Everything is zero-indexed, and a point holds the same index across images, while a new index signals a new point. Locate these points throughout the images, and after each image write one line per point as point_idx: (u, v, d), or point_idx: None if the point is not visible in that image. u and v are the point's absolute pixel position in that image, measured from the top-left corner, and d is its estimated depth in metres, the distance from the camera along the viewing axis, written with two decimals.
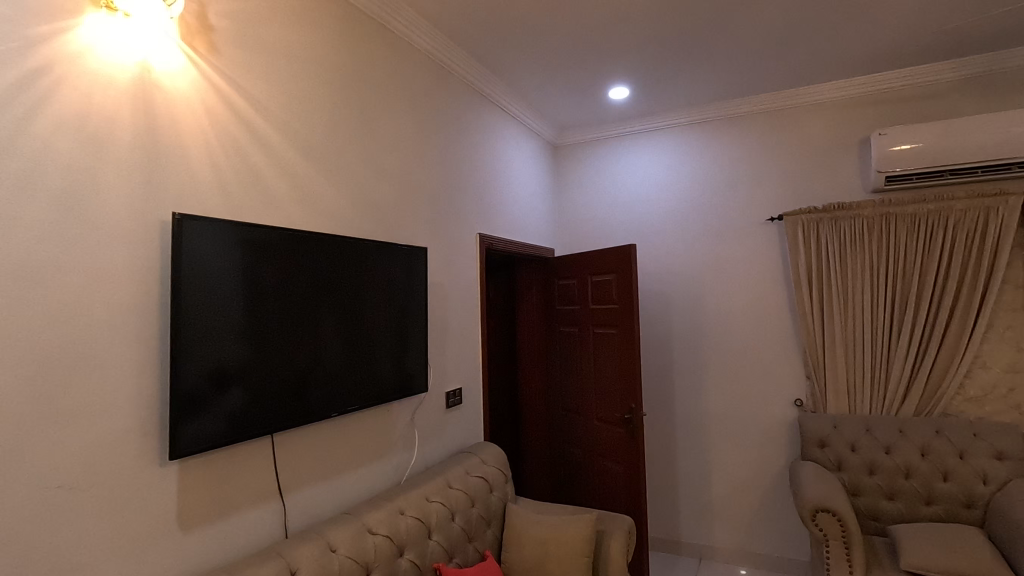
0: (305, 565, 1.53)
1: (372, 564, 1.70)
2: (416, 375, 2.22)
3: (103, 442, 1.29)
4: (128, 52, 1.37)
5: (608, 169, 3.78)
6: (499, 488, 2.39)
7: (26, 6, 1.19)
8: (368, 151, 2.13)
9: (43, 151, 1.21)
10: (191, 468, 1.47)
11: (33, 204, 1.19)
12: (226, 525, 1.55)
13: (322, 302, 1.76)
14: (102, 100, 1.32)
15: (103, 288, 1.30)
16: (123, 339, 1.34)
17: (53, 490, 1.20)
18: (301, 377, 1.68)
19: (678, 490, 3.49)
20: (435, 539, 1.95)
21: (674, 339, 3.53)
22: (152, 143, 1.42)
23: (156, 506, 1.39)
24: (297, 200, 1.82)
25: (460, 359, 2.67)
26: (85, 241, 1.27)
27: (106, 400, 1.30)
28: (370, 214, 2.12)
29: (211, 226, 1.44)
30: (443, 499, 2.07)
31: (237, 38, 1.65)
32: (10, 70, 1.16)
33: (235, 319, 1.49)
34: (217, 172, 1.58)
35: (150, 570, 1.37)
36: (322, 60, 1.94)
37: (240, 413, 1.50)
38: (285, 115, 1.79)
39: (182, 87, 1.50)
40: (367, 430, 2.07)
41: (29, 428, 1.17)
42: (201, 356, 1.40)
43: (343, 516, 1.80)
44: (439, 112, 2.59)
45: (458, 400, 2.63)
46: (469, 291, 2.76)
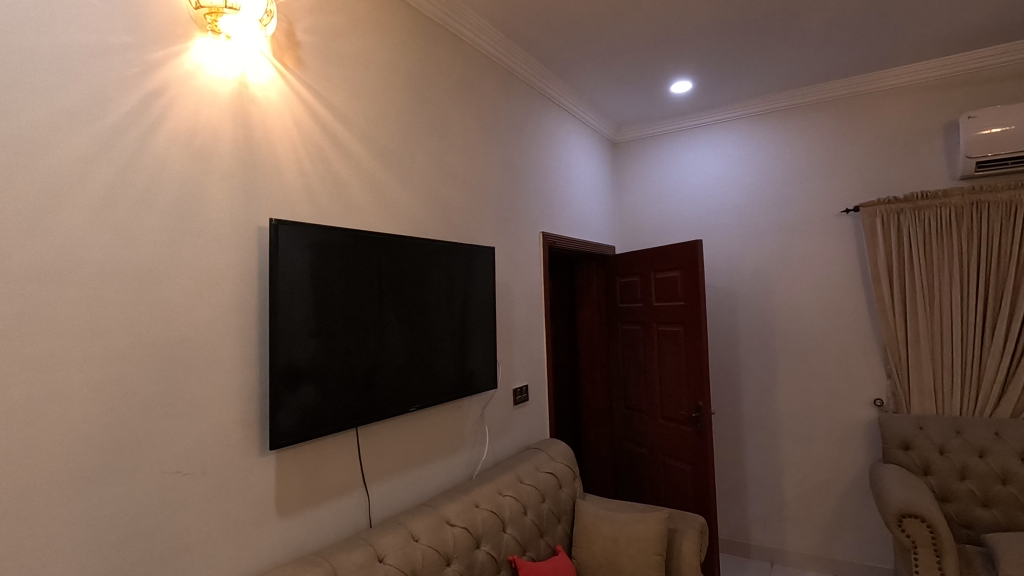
0: (391, 553, 1.61)
1: (451, 554, 1.76)
2: (484, 371, 2.27)
3: (212, 432, 1.40)
4: (228, 70, 1.48)
5: (669, 165, 3.73)
6: (568, 484, 2.41)
7: (146, 34, 1.31)
8: (440, 155, 2.21)
9: (158, 166, 1.32)
10: (286, 457, 1.57)
11: (153, 213, 1.30)
12: (318, 512, 1.65)
13: (397, 301, 1.85)
14: (207, 116, 1.43)
15: (211, 289, 1.41)
16: (227, 337, 1.45)
17: (173, 474, 1.32)
18: (379, 372, 1.77)
19: (747, 491, 3.40)
20: (509, 532, 2.00)
21: (741, 337, 3.44)
22: (249, 154, 1.52)
23: (258, 492, 1.50)
24: (375, 204, 1.90)
25: (526, 356, 2.71)
26: (195, 246, 1.38)
27: (214, 393, 1.41)
28: (440, 216, 2.19)
29: (302, 232, 1.55)
30: (515, 493, 2.12)
31: (322, 52, 1.75)
32: (132, 93, 1.28)
33: (322, 317, 1.59)
34: (305, 179, 1.67)
35: (253, 551, 1.48)
36: (397, 70, 2.03)
37: (328, 407, 1.60)
38: (364, 124, 1.88)
39: (272, 99, 1.60)
40: (440, 424, 2.14)
41: (152, 418, 1.29)
42: (294, 354, 1.51)
43: (422, 507, 1.87)
44: (504, 115, 2.64)
45: (524, 397, 2.67)
46: (533, 289, 2.79)
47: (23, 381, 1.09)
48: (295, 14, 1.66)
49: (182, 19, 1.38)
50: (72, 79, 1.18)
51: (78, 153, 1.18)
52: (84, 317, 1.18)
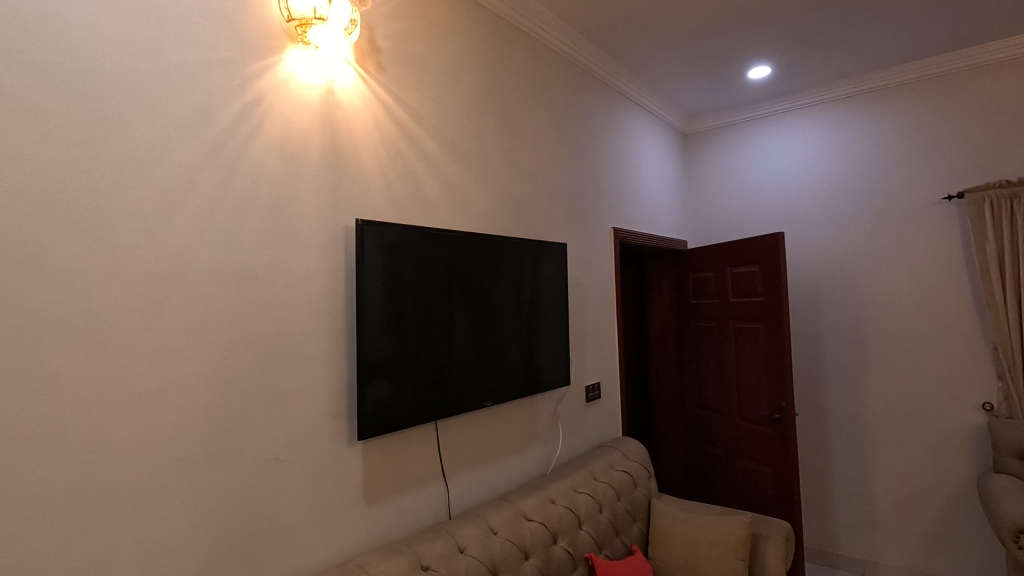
0: (471, 544, 1.64)
1: (529, 548, 1.77)
2: (555, 367, 2.27)
3: (305, 423, 1.48)
4: (316, 77, 1.56)
5: (745, 156, 3.57)
6: (643, 483, 2.37)
7: (245, 48, 1.40)
8: (512, 154, 2.23)
9: (257, 171, 1.41)
10: (372, 448, 1.64)
11: (252, 216, 1.39)
12: (400, 502, 1.71)
13: (471, 298, 1.88)
14: (299, 123, 1.51)
15: (303, 288, 1.49)
16: (317, 333, 1.52)
17: (271, 462, 1.40)
18: (456, 367, 1.81)
19: (834, 498, 3.21)
20: (585, 530, 1.98)
21: (826, 335, 3.25)
22: (336, 158, 1.60)
23: (346, 481, 1.57)
24: (451, 203, 1.94)
25: (597, 353, 2.68)
26: (288, 246, 1.46)
27: (306, 386, 1.49)
28: (514, 214, 2.21)
29: (384, 232, 1.61)
30: (591, 491, 2.10)
31: (400, 56, 1.80)
32: (233, 104, 1.37)
33: (402, 313, 1.65)
34: (386, 180, 1.73)
35: (342, 538, 1.55)
36: (471, 71, 2.06)
37: (409, 400, 1.65)
38: (440, 125, 1.93)
39: (356, 103, 1.66)
40: (514, 419, 2.16)
41: (252, 408, 1.37)
42: (378, 348, 1.57)
43: (498, 501, 1.89)
44: (574, 110, 2.62)
45: (596, 394, 2.65)
46: (604, 285, 2.76)
47: (144, 371, 1.19)
48: (375, 20, 1.72)
49: (276, 32, 1.46)
50: (183, 92, 1.28)
51: (188, 163, 1.28)
52: (195, 314, 1.28)
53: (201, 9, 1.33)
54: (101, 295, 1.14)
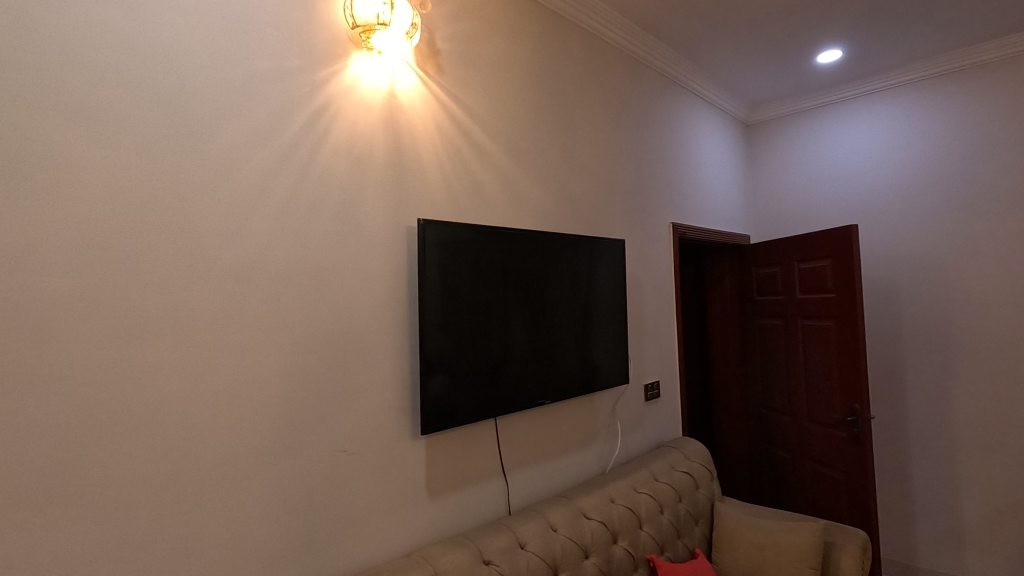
0: (531, 540, 1.65)
1: (589, 547, 1.76)
2: (612, 366, 2.25)
3: (371, 417, 1.53)
4: (380, 81, 1.60)
5: (815, 145, 3.40)
6: (706, 485, 2.30)
7: (314, 57, 1.45)
8: (569, 150, 2.21)
9: (326, 174, 1.47)
10: (434, 443, 1.67)
11: (321, 218, 1.45)
12: (462, 497, 1.74)
13: (529, 295, 1.89)
14: (364, 126, 1.56)
15: (369, 286, 1.54)
16: (382, 330, 1.57)
17: (341, 454, 1.46)
18: (514, 364, 1.82)
19: (915, 507, 3.01)
20: (646, 530, 1.95)
21: (905, 334, 3.05)
22: (399, 160, 1.64)
23: (411, 474, 1.61)
24: (509, 201, 1.95)
25: (657, 351, 2.63)
26: (354, 245, 1.52)
27: (373, 381, 1.54)
28: (571, 211, 2.20)
29: (445, 230, 1.64)
30: (651, 491, 2.07)
31: (459, 57, 1.82)
32: (303, 110, 1.43)
33: (462, 311, 1.67)
34: (446, 179, 1.76)
35: (407, 529, 1.59)
36: (528, 69, 2.06)
37: (469, 396, 1.68)
38: (499, 124, 1.94)
39: (417, 104, 1.69)
40: (573, 417, 2.15)
41: (322, 402, 1.43)
42: (439, 345, 1.61)
43: (557, 498, 1.89)
44: (632, 104, 2.57)
45: (656, 393, 2.60)
46: (663, 282, 2.70)
47: (227, 366, 1.27)
48: (435, 23, 1.75)
49: (342, 39, 1.52)
50: (258, 102, 1.35)
51: (263, 169, 1.35)
52: (270, 311, 1.35)
53: (273, 21, 1.39)
54: (187, 294, 1.22)
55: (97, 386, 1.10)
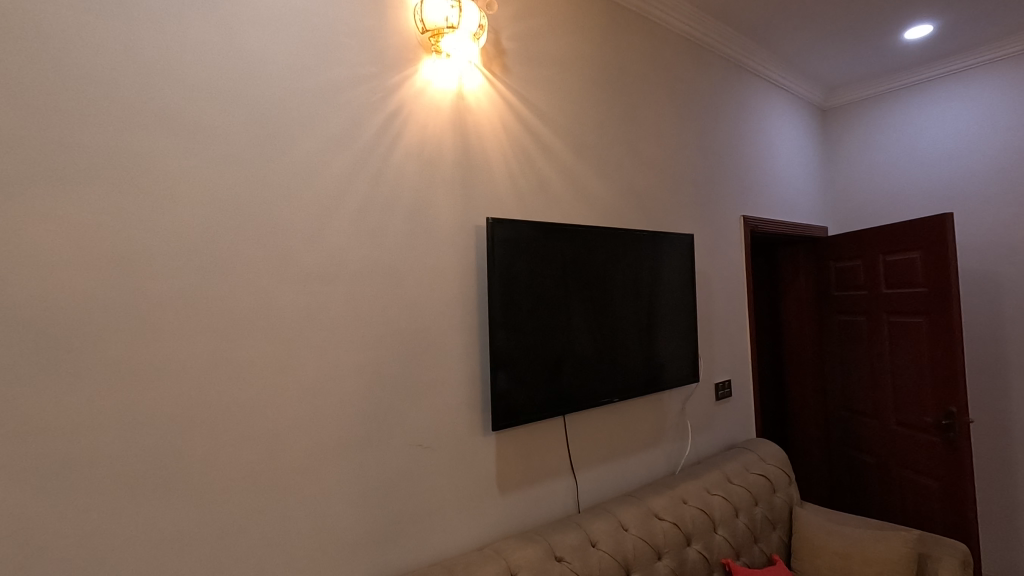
0: (602, 539, 1.63)
1: (662, 548, 1.73)
2: (680, 363, 2.19)
3: (444, 412, 1.57)
4: (448, 83, 1.63)
5: (903, 128, 3.16)
6: (784, 489, 2.21)
7: (387, 63, 1.50)
8: (635, 144, 2.17)
9: (399, 176, 1.51)
10: (504, 439, 1.69)
11: (395, 219, 1.50)
12: (532, 493, 1.75)
13: (596, 292, 1.87)
14: (434, 128, 1.59)
15: (441, 284, 1.58)
16: (452, 327, 1.60)
17: (416, 448, 1.51)
18: (582, 362, 1.82)
19: (1020, 520, 2.75)
20: (720, 534, 1.89)
21: (1008, 331, 2.79)
22: (467, 160, 1.66)
23: (482, 469, 1.64)
24: (575, 198, 1.94)
25: (728, 348, 2.54)
26: (426, 245, 1.56)
27: (445, 379, 1.58)
28: (637, 206, 2.16)
29: (513, 229, 1.65)
30: (725, 493, 2.00)
31: (524, 56, 1.83)
32: (377, 115, 1.48)
33: (530, 308, 1.68)
34: (513, 178, 1.77)
35: (480, 523, 1.62)
36: (591, 63, 2.04)
37: (537, 393, 1.69)
38: (564, 121, 1.93)
39: (483, 104, 1.71)
40: (641, 416, 2.11)
41: (398, 397, 1.48)
42: (508, 343, 1.62)
43: (627, 498, 1.87)
44: (699, 94, 2.49)
45: (728, 392, 2.51)
46: (734, 277, 2.61)
47: (311, 362, 1.34)
48: (500, 23, 1.76)
49: (413, 45, 1.56)
50: (335, 109, 1.41)
51: (341, 174, 1.41)
52: (349, 310, 1.40)
53: (347, 31, 1.44)
54: (275, 294, 1.29)
55: (198, 381, 1.19)
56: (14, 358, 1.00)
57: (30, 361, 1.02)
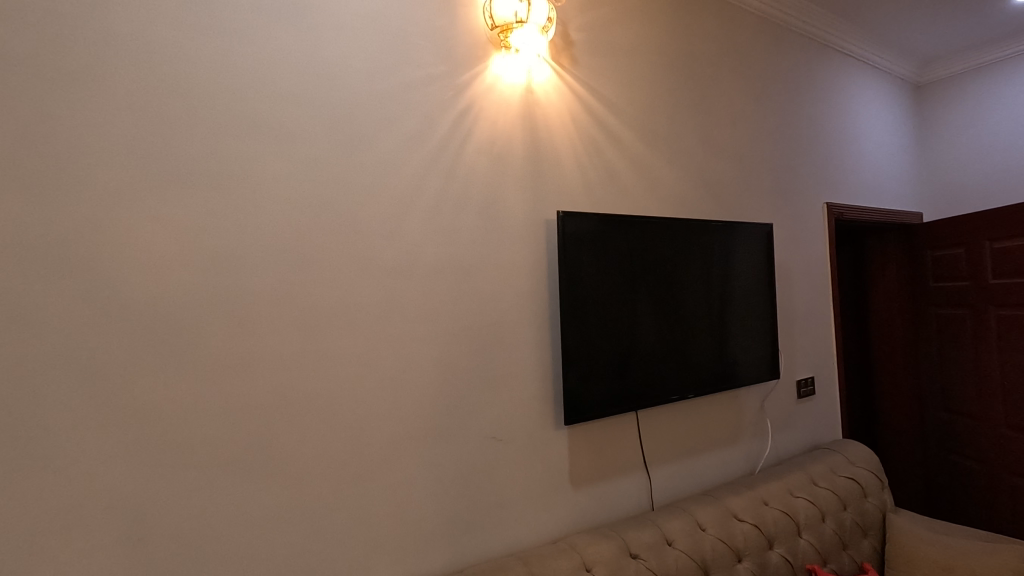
0: (679, 538, 1.59)
1: (742, 550, 1.66)
2: (757, 359, 2.10)
3: (517, 406, 1.58)
4: (517, 78, 1.64)
5: (1013, 102, 2.87)
6: (875, 494, 2.07)
7: (457, 61, 1.53)
8: (708, 131, 2.09)
9: (471, 172, 1.54)
10: (576, 434, 1.69)
11: (467, 215, 1.52)
12: (605, 488, 1.73)
13: (668, 286, 1.83)
14: (504, 123, 1.60)
15: (512, 279, 1.59)
16: (524, 321, 1.61)
17: (490, 440, 1.53)
18: (654, 356, 1.78)
19: None
20: (805, 538, 1.80)
21: None
22: (536, 155, 1.67)
23: (555, 462, 1.64)
24: (646, 189, 1.90)
25: (810, 344, 2.41)
26: (497, 240, 1.57)
27: (517, 373, 1.59)
28: (711, 195, 2.08)
29: (584, 222, 1.64)
30: (810, 496, 1.90)
31: (593, 46, 1.80)
32: (449, 113, 1.51)
33: (601, 302, 1.66)
34: (582, 170, 1.75)
35: (552, 516, 1.62)
36: (661, 50, 1.98)
37: (609, 387, 1.67)
38: (634, 110, 1.89)
39: (552, 97, 1.70)
40: (717, 413, 2.04)
41: (472, 391, 1.50)
42: (580, 337, 1.62)
43: (704, 497, 1.81)
44: (778, 76, 2.36)
45: (810, 390, 2.38)
46: (816, 268, 2.46)
47: (390, 355, 1.39)
48: (568, 14, 1.75)
49: (482, 42, 1.57)
50: (410, 110, 1.45)
51: (416, 172, 1.45)
52: (425, 305, 1.44)
53: (420, 31, 1.47)
54: (357, 290, 1.35)
55: (288, 371, 1.26)
56: (132, 349, 1.10)
57: (146, 351, 1.12)
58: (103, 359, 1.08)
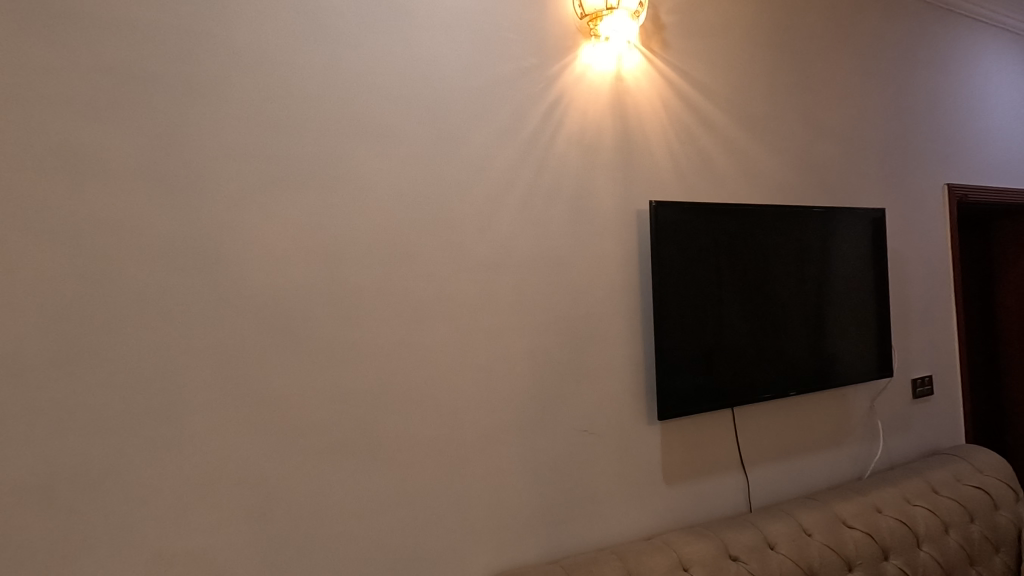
0: (782, 542, 1.52)
1: (853, 560, 1.56)
2: (864, 355, 1.95)
3: (608, 399, 1.56)
4: (607, 66, 1.61)
5: None
6: (1009, 506, 1.86)
7: (547, 53, 1.52)
8: (810, 111, 1.96)
9: (561, 164, 1.53)
10: (670, 430, 1.64)
11: (558, 208, 1.52)
12: (700, 486, 1.68)
13: (766, 277, 1.74)
14: (593, 113, 1.58)
15: (603, 271, 1.57)
16: (616, 314, 1.59)
17: (582, 433, 1.52)
18: (751, 350, 1.70)
19: None
20: (925, 550, 1.66)
21: None
22: (627, 144, 1.63)
23: (648, 458, 1.61)
24: (743, 175, 1.81)
25: (928, 339, 2.20)
26: (588, 233, 1.56)
27: (608, 367, 1.57)
28: (813, 180, 1.95)
29: (679, 210, 1.59)
30: (930, 505, 1.75)
31: (685, 28, 1.73)
32: (540, 105, 1.51)
33: (695, 294, 1.61)
34: (674, 158, 1.70)
35: (645, 512, 1.59)
36: (758, 28, 1.87)
37: (703, 382, 1.62)
38: (729, 93, 1.80)
39: (642, 83, 1.66)
40: (821, 412, 1.92)
41: (563, 384, 1.50)
42: (673, 331, 1.58)
43: (808, 500, 1.71)
44: (889, 48, 2.16)
45: (928, 390, 2.18)
46: (935, 256, 2.24)
47: (484, 348, 1.42)
48: None
49: (572, 32, 1.56)
50: (501, 103, 1.46)
51: (507, 166, 1.46)
52: (517, 298, 1.46)
53: (511, 26, 1.48)
54: (453, 283, 1.39)
55: (390, 362, 1.32)
56: (255, 339, 1.20)
57: (266, 341, 1.21)
58: (230, 347, 1.18)
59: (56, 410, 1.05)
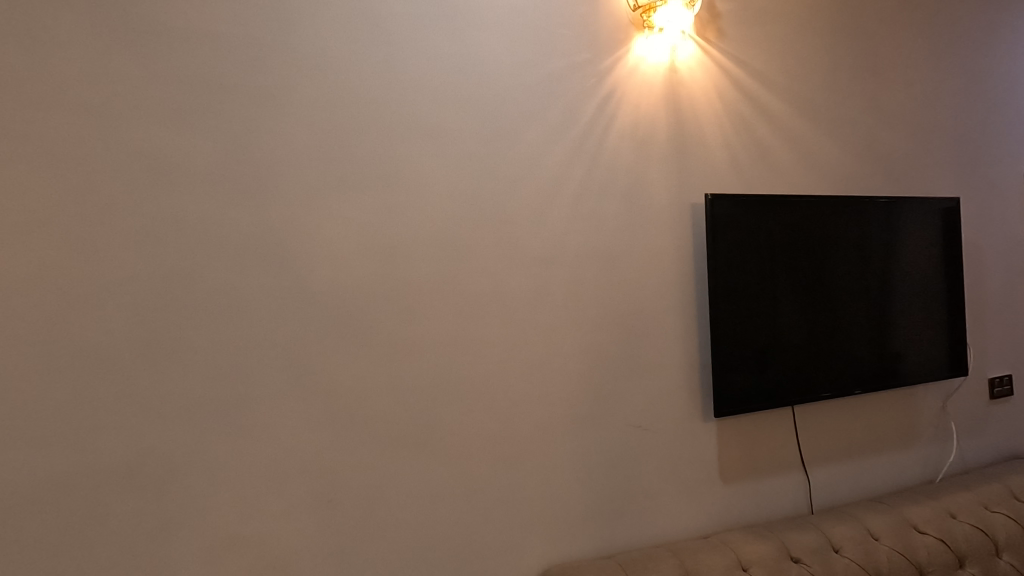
0: (847, 546, 1.46)
1: (925, 567, 1.48)
2: (935, 352, 1.85)
3: (662, 395, 1.55)
4: (660, 58, 1.58)
5: None
6: None
7: (600, 47, 1.51)
8: (875, 97, 1.87)
9: (614, 158, 1.52)
10: (726, 428, 1.61)
11: (610, 202, 1.51)
12: (758, 486, 1.64)
13: (828, 271, 1.68)
14: (647, 106, 1.56)
15: (657, 266, 1.56)
16: (670, 309, 1.57)
17: (636, 429, 1.51)
18: (812, 347, 1.65)
19: None
20: (1005, 560, 1.56)
21: None
22: (681, 136, 1.60)
23: (703, 455, 1.58)
24: (803, 166, 1.75)
25: (1007, 335, 2.07)
26: (641, 227, 1.54)
27: (662, 363, 1.55)
28: (879, 169, 1.86)
29: (737, 203, 1.56)
30: (1010, 512, 1.64)
31: (741, 15, 1.68)
32: (592, 100, 1.50)
33: (753, 289, 1.57)
34: (730, 149, 1.66)
35: (701, 510, 1.57)
36: (819, 12, 1.80)
37: (761, 380, 1.58)
38: (788, 80, 1.74)
39: (697, 74, 1.62)
40: (887, 412, 1.83)
41: (617, 380, 1.50)
42: (730, 326, 1.55)
43: (875, 503, 1.64)
44: (964, 27, 2.04)
45: (1007, 390, 2.04)
46: (1015, 247, 2.10)
47: (538, 343, 1.43)
48: None
49: (624, 24, 1.54)
50: (554, 99, 1.46)
51: (560, 161, 1.46)
52: (570, 293, 1.46)
53: (564, 21, 1.48)
54: (507, 279, 1.40)
55: (446, 356, 1.35)
56: (319, 333, 1.25)
57: (329, 336, 1.26)
58: (297, 341, 1.24)
59: (141, 399, 1.13)
